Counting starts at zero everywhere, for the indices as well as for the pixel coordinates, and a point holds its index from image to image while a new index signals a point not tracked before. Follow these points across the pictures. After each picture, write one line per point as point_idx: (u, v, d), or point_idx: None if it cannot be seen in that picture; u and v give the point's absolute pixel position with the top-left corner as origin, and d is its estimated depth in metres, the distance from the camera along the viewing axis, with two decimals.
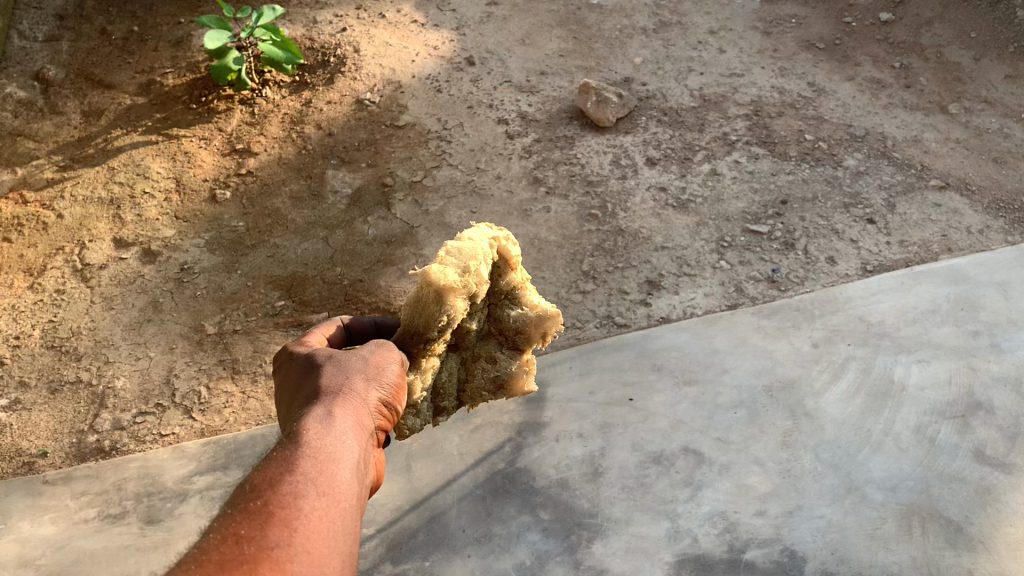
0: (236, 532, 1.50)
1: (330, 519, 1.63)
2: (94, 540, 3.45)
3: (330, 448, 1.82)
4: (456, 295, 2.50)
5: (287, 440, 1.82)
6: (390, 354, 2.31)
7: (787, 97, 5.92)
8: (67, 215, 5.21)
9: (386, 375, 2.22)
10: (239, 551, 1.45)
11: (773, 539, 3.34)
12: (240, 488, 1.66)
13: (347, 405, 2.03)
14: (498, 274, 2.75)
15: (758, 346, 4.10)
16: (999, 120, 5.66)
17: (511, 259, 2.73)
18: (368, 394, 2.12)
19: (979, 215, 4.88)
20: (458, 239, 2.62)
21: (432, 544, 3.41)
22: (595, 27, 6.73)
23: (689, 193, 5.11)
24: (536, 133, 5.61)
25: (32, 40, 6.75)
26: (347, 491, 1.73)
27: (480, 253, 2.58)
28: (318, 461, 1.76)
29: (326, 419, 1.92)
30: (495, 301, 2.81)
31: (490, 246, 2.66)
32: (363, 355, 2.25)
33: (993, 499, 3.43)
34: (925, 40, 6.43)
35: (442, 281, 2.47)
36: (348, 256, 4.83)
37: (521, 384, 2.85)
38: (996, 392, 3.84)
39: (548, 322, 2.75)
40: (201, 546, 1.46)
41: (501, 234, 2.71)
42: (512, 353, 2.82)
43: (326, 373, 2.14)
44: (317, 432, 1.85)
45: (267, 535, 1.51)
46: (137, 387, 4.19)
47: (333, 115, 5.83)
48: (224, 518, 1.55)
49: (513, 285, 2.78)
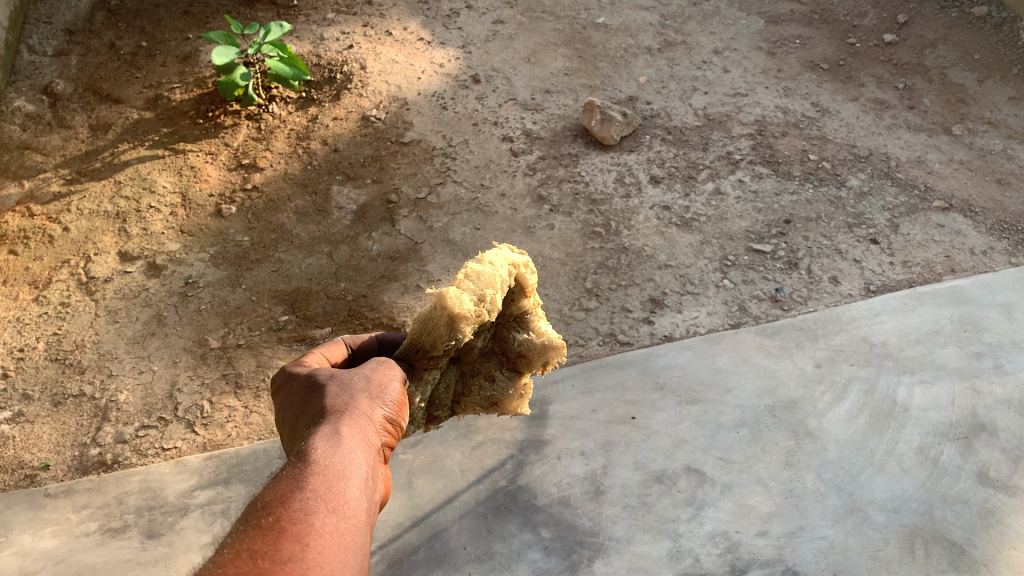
0: (250, 547, 1.49)
1: (341, 534, 1.63)
2: (94, 554, 3.44)
3: (338, 466, 1.82)
4: (467, 323, 2.46)
5: (296, 458, 1.83)
6: (391, 372, 2.33)
7: (791, 117, 5.94)
8: (72, 229, 5.24)
9: (389, 393, 2.23)
10: (253, 565, 1.44)
11: (775, 559, 3.33)
12: (251, 505, 1.65)
13: (353, 424, 2.03)
14: (511, 299, 2.74)
15: (760, 365, 4.10)
16: (1002, 142, 5.68)
17: (528, 287, 2.70)
18: (373, 412, 2.13)
19: (982, 236, 4.89)
20: (480, 261, 2.58)
21: (432, 561, 3.40)
22: (600, 46, 6.77)
23: (693, 211, 5.12)
24: (540, 150, 5.63)
25: (42, 54, 6.81)
26: (357, 508, 1.73)
27: (498, 281, 2.54)
28: (327, 478, 1.76)
29: (333, 437, 1.93)
30: (504, 322, 2.82)
31: (510, 273, 2.61)
32: (364, 374, 2.27)
33: (996, 522, 3.42)
34: (928, 62, 6.47)
35: (456, 308, 2.43)
36: (351, 271, 4.85)
37: (513, 403, 2.90)
38: (999, 413, 3.83)
39: (552, 353, 2.77)
40: (216, 560, 1.45)
41: (522, 261, 2.66)
42: (511, 375, 2.84)
43: (330, 393, 2.15)
44: (325, 451, 1.86)
45: (280, 550, 1.50)
46: (139, 401, 4.20)
47: (339, 131, 5.86)
48: (236, 534, 1.54)
49: (524, 311, 2.79)
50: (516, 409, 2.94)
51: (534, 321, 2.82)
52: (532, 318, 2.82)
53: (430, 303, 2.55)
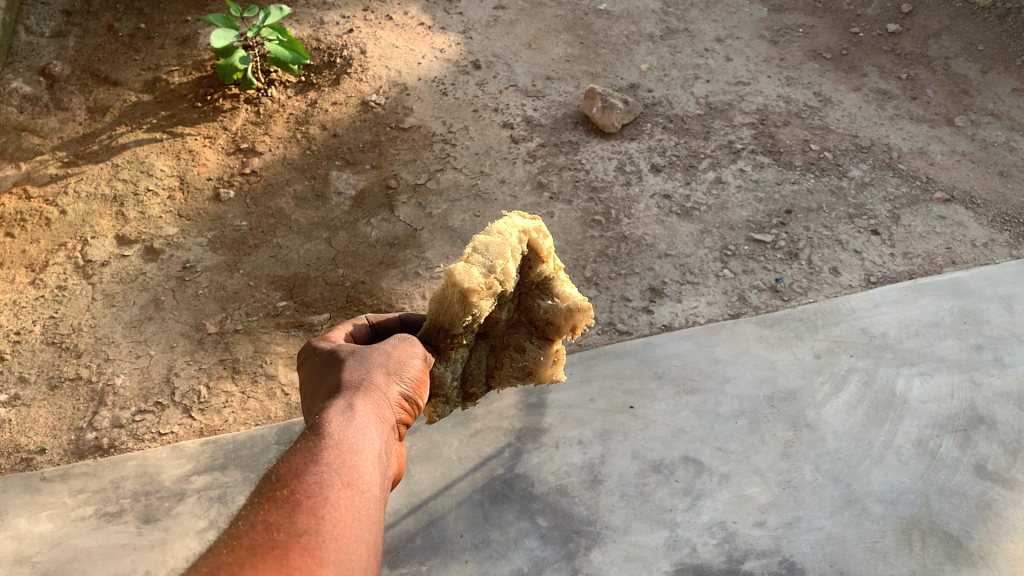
0: (265, 520, 1.48)
1: (355, 508, 1.62)
2: (90, 538, 3.44)
3: (352, 440, 1.80)
4: (481, 296, 2.42)
5: (310, 433, 1.81)
6: (412, 349, 2.30)
7: (794, 106, 5.91)
8: (70, 211, 5.21)
9: (408, 370, 2.21)
10: (268, 538, 1.44)
11: (772, 550, 3.33)
12: (266, 478, 1.65)
13: (368, 399, 2.02)
14: (529, 266, 2.71)
15: (760, 355, 4.08)
16: (1005, 134, 5.65)
17: (544, 252, 2.65)
18: (389, 388, 2.11)
19: (984, 228, 4.87)
20: (489, 233, 2.54)
21: (430, 549, 3.40)
22: (602, 33, 6.73)
23: (693, 201, 5.10)
24: (540, 137, 5.60)
25: (39, 35, 6.75)
26: (371, 483, 1.72)
27: (508, 250, 2.49)
28: (341, 452, 1.74)
29: (347, 412, 1.92)
30: (527, 291, 2.80)
31: (522, 240, 2.57)
32: (385, 350, 2.25)
33: (994, 515, 3.42)
34: (932, 52, 6.43)
35: (465, 282, 2.39)
36: (350, 257, 4.82)
37: (549, 370, 2.92)
38: (998, 406, 3.82)
39: (578, 317, 2.72)
40: (232, 533, 1.45)
41: (534, 226, 2.63)
42: (541, 344, 2.83)
43: (348, 369, 2.14)
44: (339, 424, 1.84)
45: (296, 523, 1.50)
46: (136, 386, 4.18)
47: (339, 116, 5.83)
48: (251, 506, 1.54)
49: (545, 276, 2.75)
50: (554, 377, 2.96)
51: (558, 285, 2.78)
52: (555, 283, 2.78)
53: (443, 282, 2.51)
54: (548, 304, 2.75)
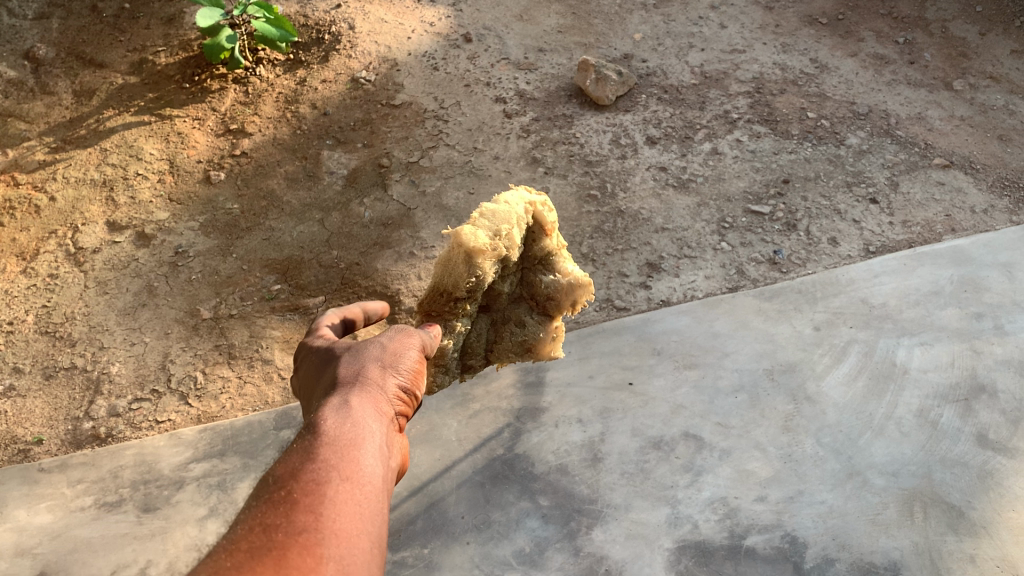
0: (262, 521, 1.46)
1: (354, 502, 1.59)
2: (90, 528, 3.43)
3: (349, 435, 1.77)
4: (486, 256, 2.47)
5: (305, 432, 1.78)
6: (412, 340, 2.26)
7: (790, 74, 5.83)
8: (59, 198, 5.16)
9: (405, 361, 2.17)
10: (267, 538, 1.41)
11: (774, 525, 3.32)
12: (263, 481, 1.61)
13: (365, 395, 1.98)
14: (533, 239, 2.73)
15: (759, 329, 4.06)
16: (1005, 97, 5.59)
17: (547, 225, 2.69)
18: (386, 382, 2.07)
19: (983, 194, 4.82)
20: (495, 202, 2.60)
21: (430, 531, 3.40)
22: (595, 3, 6.62)
23: (690, 172, 5.04)
24: (534, 111, 5.53)
25: (22, 17, 6.64)
26: (370, 477, 1.69)
27: (513, 217, 2.55)
28: (338, 449, 1.71)
29: (343, 409, 1.88)
30: (529, 265, 2.80)
31: (527, 211, 2.60)
32: (383, 342, 2.20)
33: (996, 484, 3.41)
34: (929, 15, 6.33)
35: (472, 243, 2.45)
36: (344, 238, 4.77)
37: (548, 348, 2.87)
38: (999, 375, 3.80)
39: (578, 293, 2.73)
40: (230, 538, 1.42)
41: (539, 200, 2.67)
42: (540, 320, 2.81)
43: (343, 365, 2.10)
44: (335, 422, 1.81)
45: (293, 521, 1.47)
46: (132, 373, 4.15)
47: (329, 94, 5.74)
48: (248, 509, 1.51)
49: (549, 251, 2.77)
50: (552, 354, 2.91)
51: (561, 261, 2.79)
52: (557, 259, 2.79)
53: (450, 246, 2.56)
54: (551, 282, 2.76)
